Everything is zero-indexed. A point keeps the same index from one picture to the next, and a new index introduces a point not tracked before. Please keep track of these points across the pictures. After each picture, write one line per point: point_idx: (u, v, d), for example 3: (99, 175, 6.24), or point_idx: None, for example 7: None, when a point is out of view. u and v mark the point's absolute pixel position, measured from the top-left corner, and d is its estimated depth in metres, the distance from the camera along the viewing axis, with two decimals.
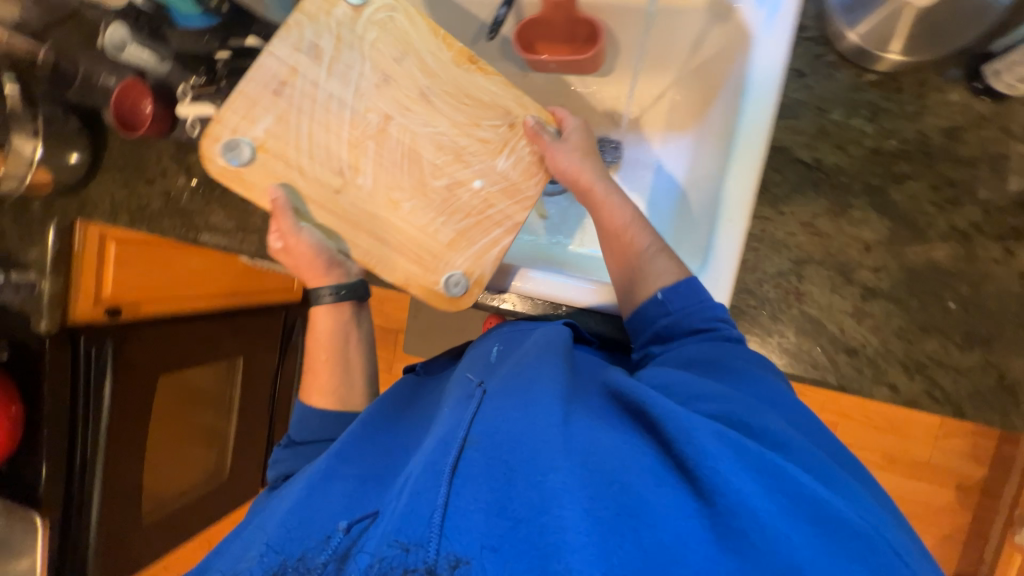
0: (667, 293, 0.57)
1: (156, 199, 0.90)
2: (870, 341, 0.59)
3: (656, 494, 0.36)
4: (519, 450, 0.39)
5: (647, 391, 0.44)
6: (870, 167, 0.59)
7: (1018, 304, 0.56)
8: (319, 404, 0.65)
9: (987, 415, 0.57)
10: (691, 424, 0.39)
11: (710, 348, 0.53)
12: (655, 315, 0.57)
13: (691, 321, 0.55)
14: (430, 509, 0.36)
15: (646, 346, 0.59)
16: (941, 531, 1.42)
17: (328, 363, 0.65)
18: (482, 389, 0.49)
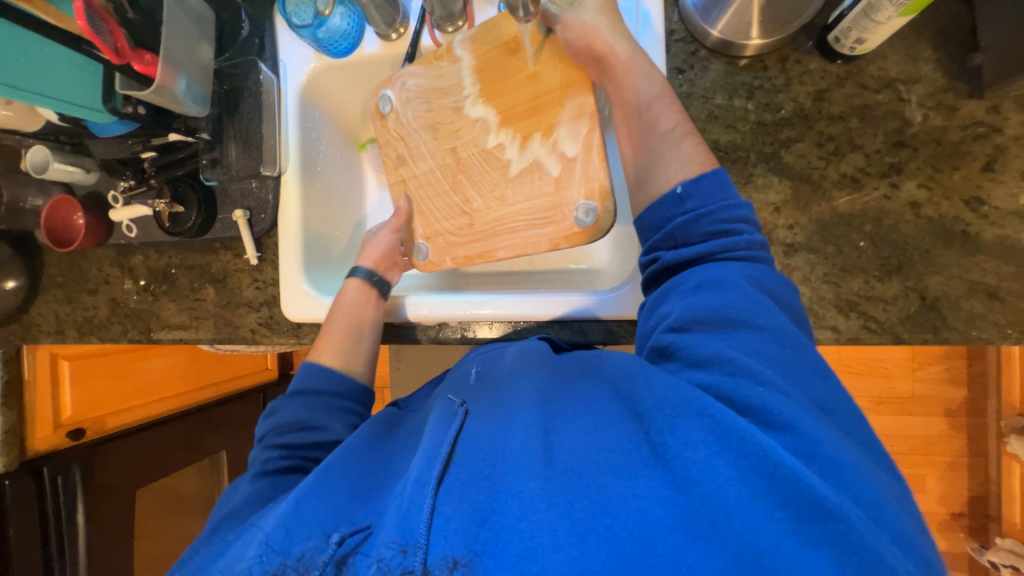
0: (689, 188, 0.51)
1: (103, 306, 0.89)
2: (802, 291, 0.64)
3: (627, 492, 0.35)
4: (499, 461, 0.40)
5: (637, 376, 0.42)
6: (760, 139, 0.65)
7: (919, 230, 0.61)
8: (326, 363, 0.68)
9: (921, 335, 0.61)
10: (668, 409, 0.38)
11: (718, 271, 0.46)
12: (673, 213, 0.52)
13: (716, 218, 0.49)
14: (417, 513, 0.38)
15: (656, 245, 0.52)
16: (943, 458, 1.46)
17: (343, 330, 0.69)
18: (464, 407, 0.48)
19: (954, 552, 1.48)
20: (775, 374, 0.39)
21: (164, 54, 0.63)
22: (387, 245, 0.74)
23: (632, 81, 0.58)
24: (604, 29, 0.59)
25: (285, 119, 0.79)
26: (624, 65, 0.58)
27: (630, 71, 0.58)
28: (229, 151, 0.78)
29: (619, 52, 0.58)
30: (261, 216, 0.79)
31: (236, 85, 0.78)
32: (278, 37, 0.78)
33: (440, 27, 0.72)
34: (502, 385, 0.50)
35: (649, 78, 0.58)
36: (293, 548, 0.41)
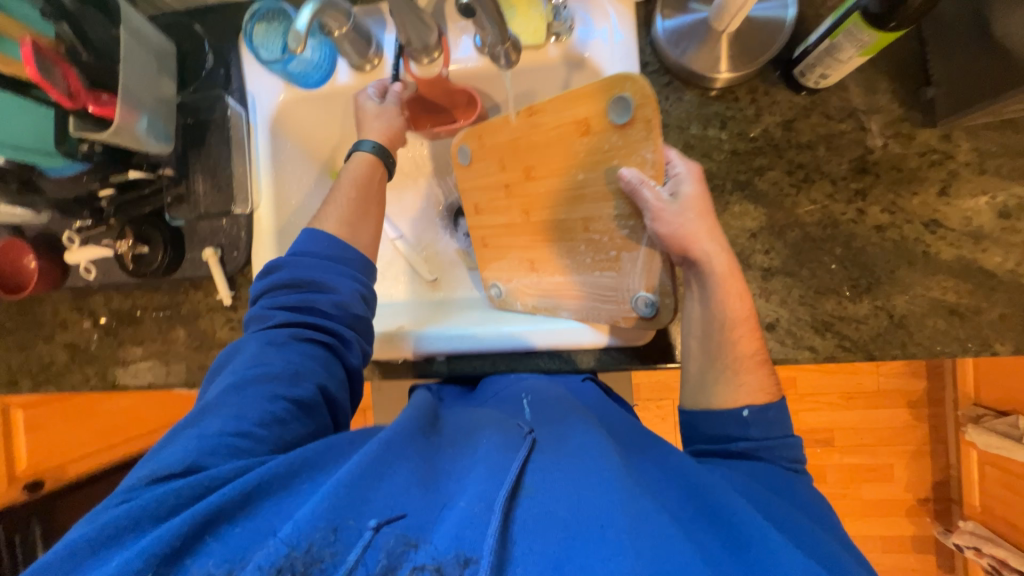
0: (754, 415, 0.57)
1: (61, 354, 0.83)
2: (781, 313, 0.66)
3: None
4: (584, 510, 0.42)
5: (729, 496, 0.47)
6: (735, 167, 0.67)
7: (886, 252, 0.64)
8: (328, 229, 0.65)
9: (891, 352, 0.64)
10: (780, 550, 0.41)
11: (766, 470, 0.55)
12: (735, 434, 0.58)
13: (772, 452, 0.57)
14: (482, 546, 0.39)
15: (727, 434, 0.59)
16: (908, 448, 1.54)
17: (354, 203, 0.67)
18: (531, 437, 0.52)
19: (923, 535, 1.57)
20: (843, 553, 0.46)
21: (123, 93, 0.60)
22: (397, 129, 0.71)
23: (719, 301, 0.60)
24: (694, 232, 0.59)
25: (256, 150, 0.76)
26: (714, 280, 0.60)
27: (719, 288, 0.60)
28: (196, 186, 0.75)
29: (713, 264, 0.60)
30: (232, 253, 0.76)
31: (201, 117, 0.75)
32: (244, 68, 0.75)
33: (414, 58, 0.69)
34: (569, 430, 0.53)
35: (738, 300, 0.60)
36: (301, 540, 0.40)
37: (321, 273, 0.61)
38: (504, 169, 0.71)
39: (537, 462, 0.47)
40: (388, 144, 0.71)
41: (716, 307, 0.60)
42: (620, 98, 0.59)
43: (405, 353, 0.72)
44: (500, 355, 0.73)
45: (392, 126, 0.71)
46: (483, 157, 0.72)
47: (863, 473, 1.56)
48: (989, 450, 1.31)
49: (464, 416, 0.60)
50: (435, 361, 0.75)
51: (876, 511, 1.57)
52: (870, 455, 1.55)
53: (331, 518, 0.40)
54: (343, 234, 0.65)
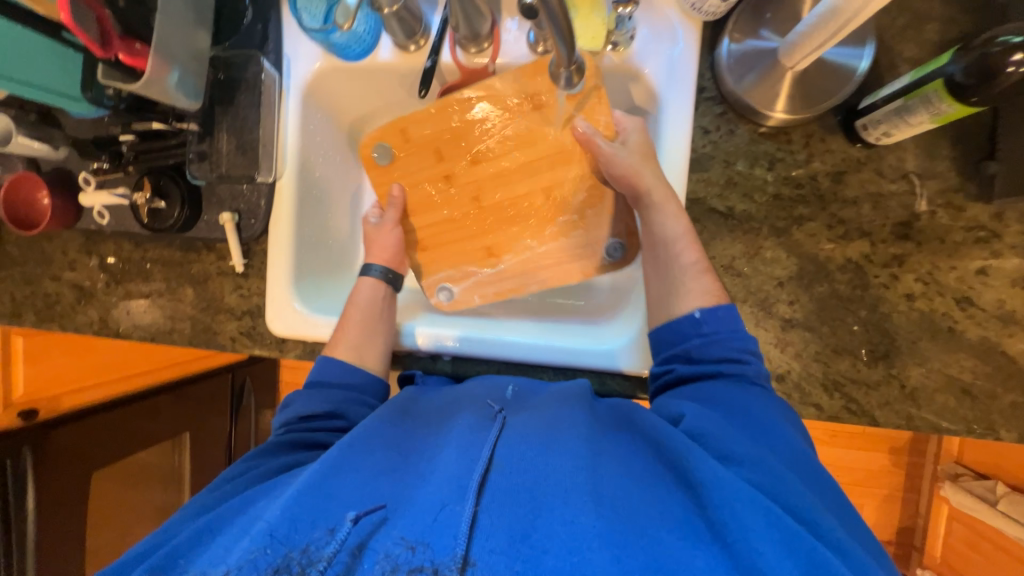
0: (705, 314, 0.57)
1: (66, 293, 0.82)
2: (794, 366, 0.65)
3: (687, 557, 0.38)
4: (546, 481, 0.43)
5: (683, 443, 0.46)
6: (775, 212, 0.65)
7: (910, 322, 0.63)
8: (341, 357, 0.67)
9: (895, 419, 0.64)
10: (728, 490, 0.41)
11: (735, 394, 0.53)
12: (688, 333, 0.58)
13: (723, 346, 0.56)
14: (456, 523, 0.40)
15: (668, 358, 0.59)
16: (881, 492, 1.56)
17: (361, 326, 0.68)
18: (502, 414, 0.53)
19: None
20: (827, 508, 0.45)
21: (155, 44, 0.57)
22: (396, 245, 0.74)
23: (657, 221, 0.62)
24: (635, 168, 0.62)
25: (285, 119, 0.73)
26: (655, 199, 0.62)
27: (663, 205, 0.62)
28: (220, 145, 0.72)
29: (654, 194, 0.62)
30: (250, 221, 0.74)
31: (233, 75, 0.72)
32: (283, 30, 0.72)
33: (462, 45, 0.66)
34: (542, 407, 0.53)
35: (676, 219, 0.62)
36: (298, 540, 0.42)
37: (341, 401, 0.65)
38: (441, 159, 0.72)
39: (508, 436, 0.48)
40: (392, 264, 0.73)
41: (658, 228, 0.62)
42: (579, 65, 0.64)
43: (409, 345, 0.71)
44: (505, 363, 0.72)
45: (394, 243, 0.73)
46: (415, 151, 0.72)
47: None
48: (961, 509, 1.33)
49: (446, 394, 0.63)
50: (440, 359, 0.74)
51: None
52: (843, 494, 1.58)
53: (314, 518, 0.43)
54: (353, 359, 0.67)
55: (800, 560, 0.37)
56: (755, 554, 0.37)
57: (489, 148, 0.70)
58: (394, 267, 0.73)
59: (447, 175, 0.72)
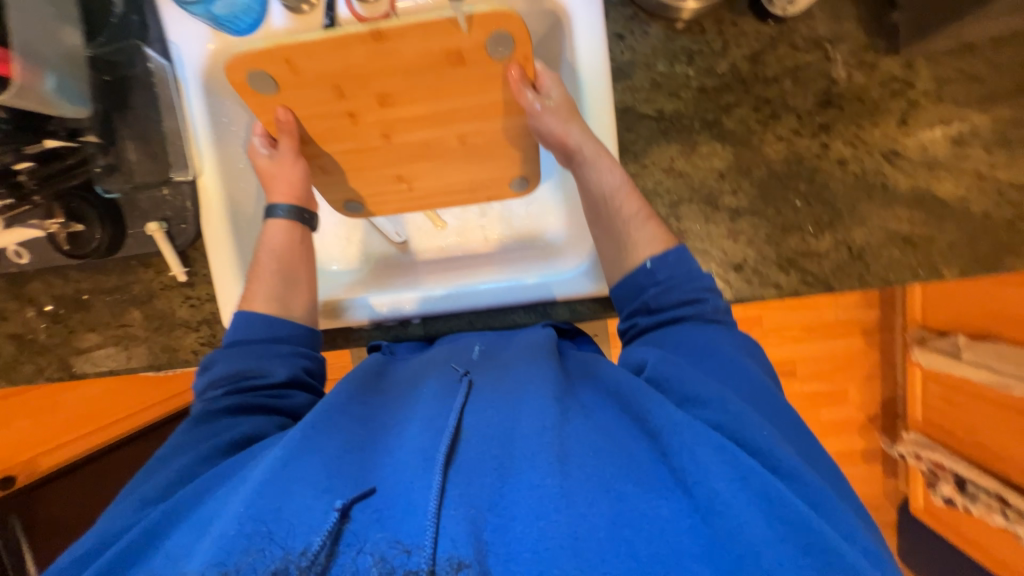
0: (656, 263, 0.57)
1: (6, 346, 0.77)
2: (748, 253, 0.67)
3: (648, 504, 0.38)
4: (513, 445, 0.42)
5: (645, 395, 0.46)
6: (703, 105, 0.65)
7: (846, 186, 0.65)
8: (260, 310, 0.61)
9: (849, 283, 0.66)
10: (688, 436, 0.41)
11: (699, 337, 0.53)
12: (645, 284, 0.57)
13: (680, 290, 0.56)
14: (424, 503, 0.39)
15: (631, 313, 0.59)
16: (861, 372, 1.66)
17: (277, 275, 0.64)
18: (467, 378, 0.52)
19: (873, 449, 1.71)
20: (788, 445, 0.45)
21: (16, 45, 0.52)
22: (298, 178, 0.65)
23: (594, 176, 0.62)
24: (564, 129, 0.60)
25: (188, 111, 0.68)
26: (586, 155, 0.62)
27: (594, 159, 0.61)
28: (127, 154, 0.69)
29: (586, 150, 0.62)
30: (180, 226, 0.71)
31: (121, 74, 0.67)
32: (160, 14, 0.66)
33: None
34: (507, 370, 0.54)
35: (610, 172, 0.61)
36: (294, 543, 0.37)
37: (266, 359, 0.58)
38: (343, 96, 0.58)
39: (473, 402, 0.48)
40: (300, 200, 0.66)
41: (590, 183, 0.62)
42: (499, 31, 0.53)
43: (374, 317, 0.71)
44: (475, 313, 0.72)
45: (295, 178, 0.64)
46: (309, 85, 0.57)
47: (822, 398, 1.68)
48: (931, 368, 1.42)
49: (413, 365, 0.63)
50: (412, 323, 0.73)
51: (831, 431, 1.70)
52: (827, 381, 1.67)
53: (277, 511, 0.39)
54: (274, 310, 0.62)
55: (756, 494, 0.38)
56: (715, 494, 0.38)
57: (395, 89, 0.59)
58: (307, 206, 0.68)
59: (352, 114, 0.61)
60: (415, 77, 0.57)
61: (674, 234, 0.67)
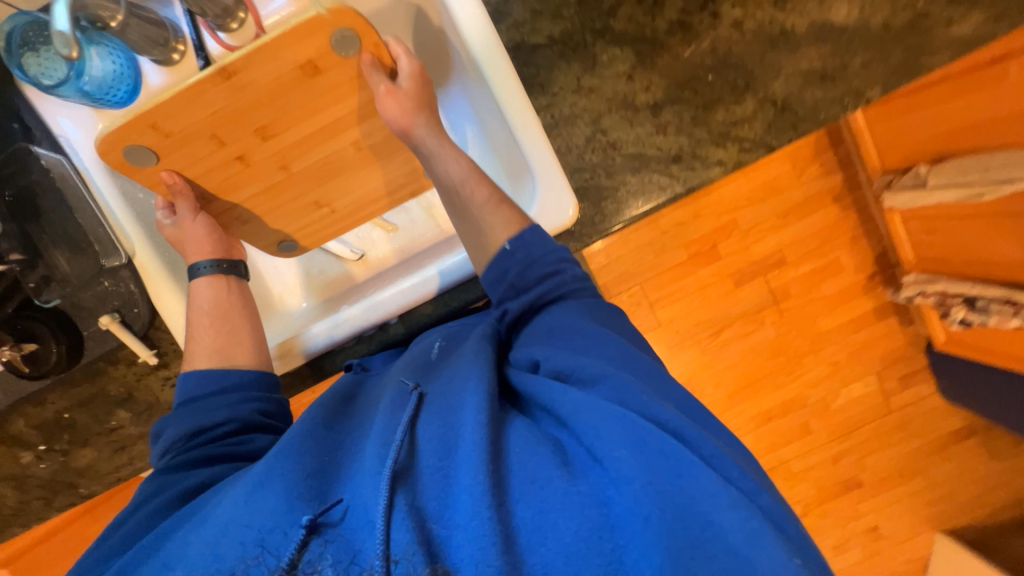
0: (514, 244, 0.54)
1: (8, 491, 0.75)
2: (682, 141, 0.68)
3: (568, 492, 0.36)
4: (444, 449, 0.41)
5: (557, 386, 0.43)
6: (589, 16, 0.65)
7: (748, 46, 0.66)
8: (202, 366, 0.60)
9: (785, 135, 0.67)
10: (601, 424, 0.39)
11: (576, 319, 0.50)
12: (506, 266, 0.54)
13: (543, 266, 0.54)
14: (374, 517, 0.38)
15: (501, 300, 0.55)
16: (846, 237, 1.67)
17: (215, 327, 0.62)
18: (420, 390, 0.49)
19: (884, 305, 1.72)
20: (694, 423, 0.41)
21: None
22: (206, 231, 0.63)
23: (440, 167, 0.59)
24: (408, 116, 0.57)
25: (96, 191, 0.66)
26: (431, 148, 0.59)
27: (440, 150, 0.59)
28: (58, 260, 0.67)
29: (429, 144, 0.59)
30: (133, 310, 0.70)
31: (21, 184, 0.66)
32: (38, 110, 0.65)
33: (222, 26, 0.63)
34: (454, 364, 0.51)
35: (454, 161, 0.59)
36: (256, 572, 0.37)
37: (219, 406, 0.56)
38: (222, 141, 0.57)
39: (421, 412, 0.45)
40: (217, 253, 0.64)
41: (444, 174, 0.59)
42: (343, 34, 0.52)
43: (347, 330, 0.70)
44: (447, 292, 0.72)
45: (202, 232, 0.63)
46: (183, 144, 0.56)
47: (818, 275, 1.69)
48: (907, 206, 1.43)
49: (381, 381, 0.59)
50: (391, 325, 0.73)
51: (840, 303, 1.71)
52: (818, 258, 1.68)
53: (223, 557, 0.39)
54: (219, 362, 0.60)
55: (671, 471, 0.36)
56: (622, 477, 0.36)
57: (273, 118, 0.57)
58: (227, 256, 0.66)
59: (242, 157, 0.60)
60: (288, 95, 0.55)
61: (607, 147, 0.68)
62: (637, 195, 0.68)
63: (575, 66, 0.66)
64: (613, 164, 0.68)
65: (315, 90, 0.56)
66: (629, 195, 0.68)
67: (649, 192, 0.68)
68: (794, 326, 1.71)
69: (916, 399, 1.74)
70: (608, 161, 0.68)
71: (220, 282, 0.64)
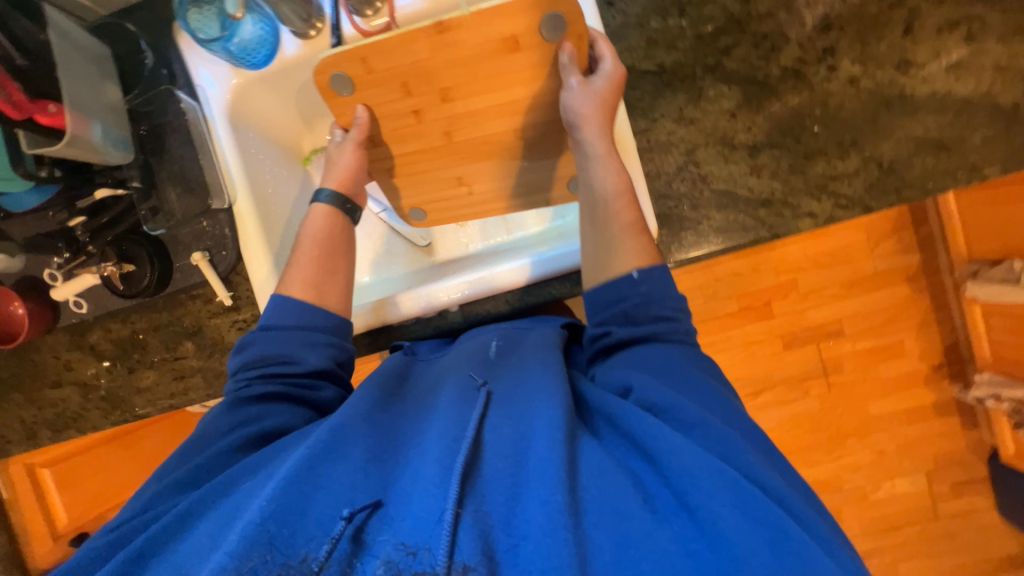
0: (643, 275, 0.53)
1: (73, 395, 0.81)
2: (775, 186, 0.66)
3: (653, 530, 0.37)
4: (517, 458, 0.42)
5: (641, 418, 0.44)
6: (703, 52, 0.67)
7: (860, 103, 0.65)
8: (295, 295, 0.62)
9: (886, 199, 0.65)
10: (688, 463, 0.39)
11: (673, 361, 0.49)
12: (625, 294, 0.53)
13: (658, 306, 0.53)
14: (439, 511, 0.39)
15: (604, 322, 0.54)
16: (914, 321, 1.58)
17: (318, 261, 0.64)
18: (486, 389, 0.51)
19: (944, 400, 1.60)
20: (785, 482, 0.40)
21: (64, 98, 0.56)
22: (354, 167, 0.67)
23: (597, 172, 0.59)
24: (591, 112, 0.59)
25: (218, 145, 0.73)
26: (593, 150, 0.59)
27: (597, 160, 0.58)
28: (167, 195, 0.73)
29: (594, 147, 0.59)
30: (221, 253, 0.74)
31: (155, 122, 0.72)
32: (185, 60, 0.72)
33: (359, 12, 0.69)
34: (523, 377, 0.53)
35: (614, 173, 0.58)
36: (297, 548, 0.38)
37: (294, 344, 0.59)
38: (410, 91, 0.64)
39: (491, 417, 0.47)
40: (344, 190, 0.68)
41: (595, 181, 0.58)
42: (554, 15, 0.57)
43: (408, 309, 0.73)
44: (511, 292, 0.73)
45: (353, 166, 0.67)
46: (377, 83, 0.63)
47: (876, 355, 1.60)
48: (992, 301, 1.33)
49: (433, 369, 0.62)
50: (450, 313, 0.75)
51: (896, 388, 1.60)
52: (879, 336, 1.59)
53: (289, 512, 0.39)
54: (310, 298, 0.62)
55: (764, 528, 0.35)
56: (725, 532, 0.35)
57: (456, 82, 0.64)
58: (350, 197, 0.69)
59: (417, 110, 0.66)
60: (469, 71, 0.60)
61: (697, 179, 0.67)
62: (717, 232, 0.68)
63: (678, 97, 0.67)
64: (699, 197, 0.68)
65: (508, 63, 0.62)
66: (710, 231, 0.68)
67: (730, 231, 0.67)
68: (840, 402, 1.62)
69: (964, 509, 1.61)
70: (695, 193, 0.68)
71: (338, 217, 0.68)
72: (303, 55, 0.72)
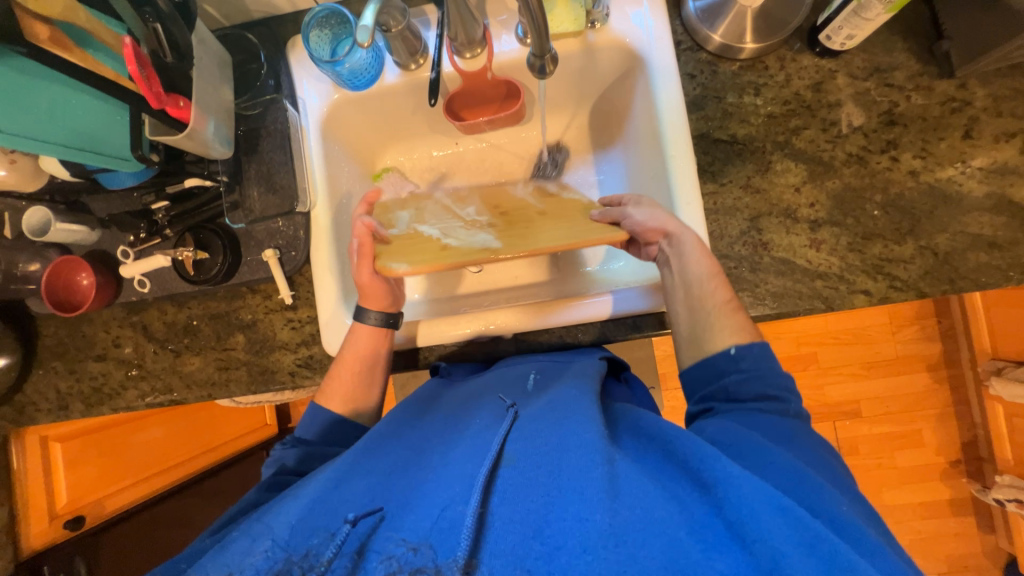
0: (742, 351, 0.57)
1: (113, 371, 0.82)
2: (832, 261, 0.69)
3: (704, 559, 0.36)
4: (543, 467, 0.43)
5: (692, 444, 0.44)
6: (772, 129, 0.72)
7: (921, 195, 0.69)
8: (333, 407, 0.70)
9: (940, 286, 0.67)
10: (746, 490, 0.39)
11: (781, 425, 0.52)
12: (725, 369, 0.58)
13: (763, 383, 0.55)
14: (461, 519, 0.41)
15: (707, 398, 0.58)
16: (934, 412, 1.56)
17: (354, 377, 0.70)
18: (514, 409, 0.54)
19: (962, 498, 1.56)
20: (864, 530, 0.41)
21: (195, 98, 0.62)
22: (386, 291, 0.72)
23: (687, 261, 0.62)
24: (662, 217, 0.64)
25: (308, 149, 0.78)
26: (679, 246, 0.63)
27: (690, 248, 0.63)
28: (250, 192, 0.77)
29: (687, 237, 0.63)
30: (291, 253, 0.77)
31: (253, 125, 0.78)
32: (293, 74, 0.78)
33: (459, 52, 0.74)
34: (555, 394, 0.54)
35: (703, 259, 0.62)
36: (299, 546, 0.43)
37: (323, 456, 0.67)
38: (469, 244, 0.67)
39: (518, 430, 0.49)
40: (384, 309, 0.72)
41: (688, 267, 0.62)
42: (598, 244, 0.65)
43: (461, 332, 0.74)
44: (565, 327, 0.75)
45: (383, 292, 0.72)
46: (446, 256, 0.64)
47: (893, 441, 1.57)
48: (1015, 401, 1.32)
49: (464, 389, 0.66)
50: (502, 341, 0.76)
51: (911, 479, 1.57)
52: (897, 423, 1.57)
53: (319, 527, 0.44)
54: (344, 410, 0.71)
55: (824, 563, 0.35)
56: (777, 555, 0.35)
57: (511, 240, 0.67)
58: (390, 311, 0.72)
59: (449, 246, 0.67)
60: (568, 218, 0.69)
61: (757, 245, 0.71)
62: (774, 297, 0.70)
63: (745, 166, 0.72)
64: (759, 262, 0.70)
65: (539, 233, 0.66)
66: (766, 295, 0.70)
67: (785, 298, 0.70)
68: None
69: None
70: (755, 258, 0.71)
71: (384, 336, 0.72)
72: (403, 82, 0.78)
